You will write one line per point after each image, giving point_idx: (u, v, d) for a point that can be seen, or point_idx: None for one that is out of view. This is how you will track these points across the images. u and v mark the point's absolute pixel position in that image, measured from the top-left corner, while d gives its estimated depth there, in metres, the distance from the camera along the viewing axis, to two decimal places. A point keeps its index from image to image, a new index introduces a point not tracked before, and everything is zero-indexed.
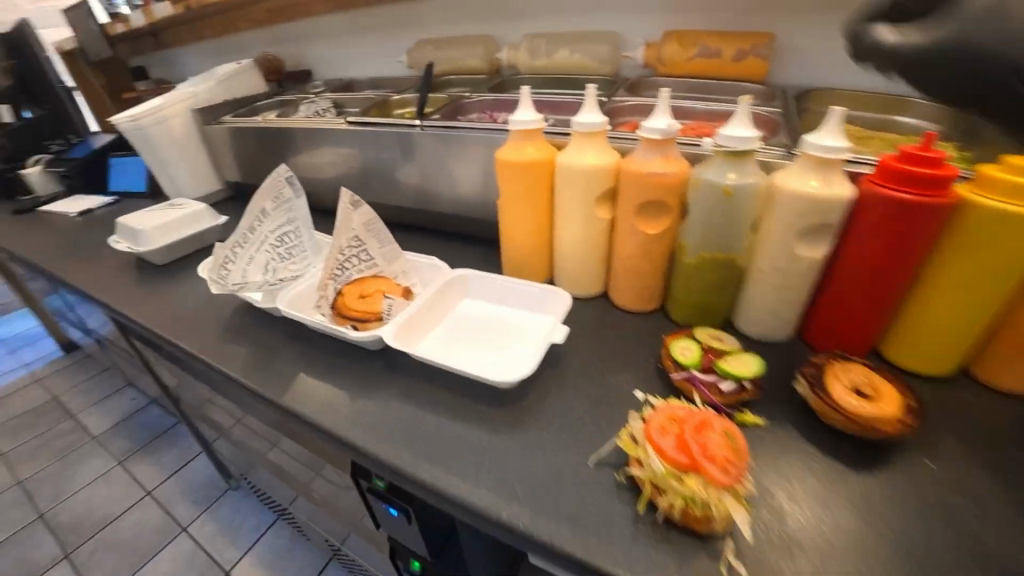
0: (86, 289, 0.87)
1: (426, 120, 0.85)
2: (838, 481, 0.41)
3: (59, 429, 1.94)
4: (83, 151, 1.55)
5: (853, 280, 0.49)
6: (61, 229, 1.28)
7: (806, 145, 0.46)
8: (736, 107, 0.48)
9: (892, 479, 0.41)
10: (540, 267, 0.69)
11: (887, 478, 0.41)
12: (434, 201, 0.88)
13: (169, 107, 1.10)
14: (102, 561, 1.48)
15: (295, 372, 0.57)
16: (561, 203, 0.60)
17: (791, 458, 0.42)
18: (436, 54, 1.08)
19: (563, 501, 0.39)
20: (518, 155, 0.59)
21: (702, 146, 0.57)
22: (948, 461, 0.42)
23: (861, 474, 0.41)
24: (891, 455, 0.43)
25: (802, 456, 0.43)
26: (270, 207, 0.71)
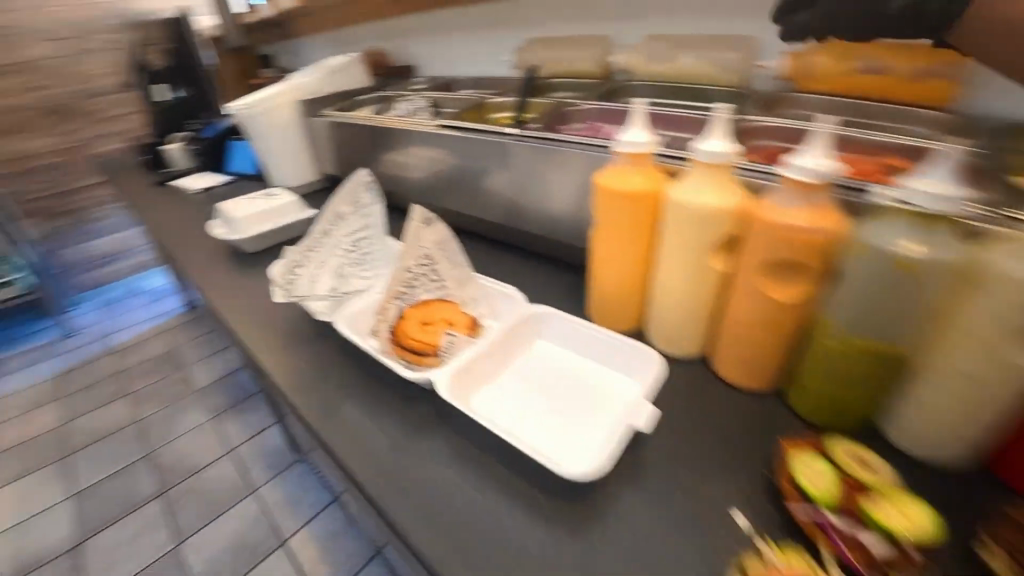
0: (186, 268, 0.92)
1: (523, 129, 0.77)
2: None
3: (172, 378, 2.19)
4: (212, 131, 1.69)
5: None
6: (182, 204, 1.39)
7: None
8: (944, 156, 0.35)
9: None
10: (629, 314, 0.58)
11: None
12: (520, 217, 0.80)
13: (278, 97, 1.14)
14: (186, 506, 1.62)
15: (342, 398, 0.53)
16: (665, 245, 0.49)
17: None
18: (541, 55, 1.00)
19: None
20: (620, 183, 0.49)
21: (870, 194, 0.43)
22: None
23: None
24: None
25: None
26: (347, 211, 0.70)
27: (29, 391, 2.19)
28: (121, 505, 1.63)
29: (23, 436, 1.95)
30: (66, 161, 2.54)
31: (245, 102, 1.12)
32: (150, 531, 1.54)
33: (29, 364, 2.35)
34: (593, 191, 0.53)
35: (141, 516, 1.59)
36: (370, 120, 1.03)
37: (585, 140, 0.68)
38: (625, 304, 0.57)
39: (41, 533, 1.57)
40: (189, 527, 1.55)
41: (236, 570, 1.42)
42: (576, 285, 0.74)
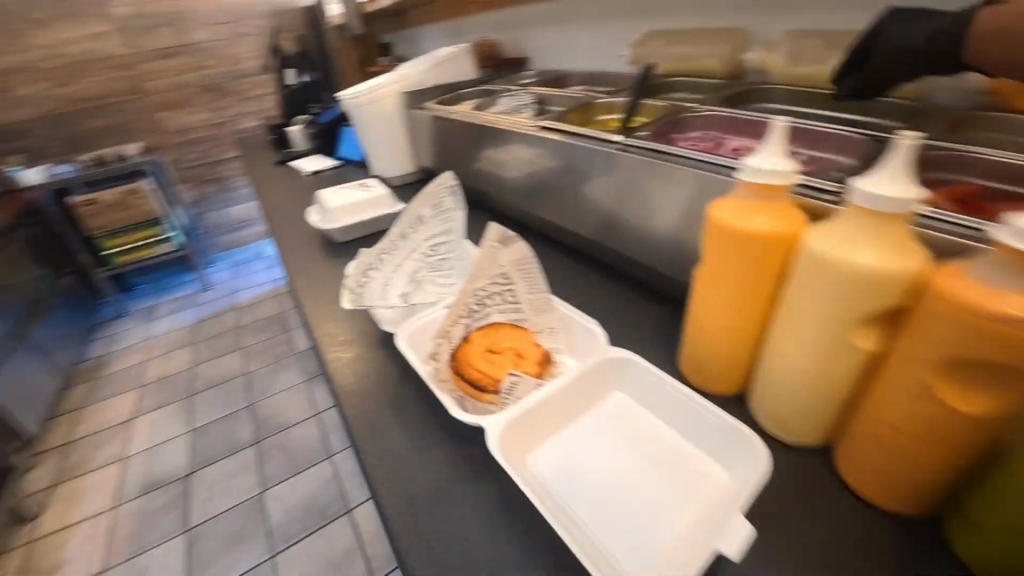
0: (283, 251, 0.97)
1: (631, 137, 0.69)
2: None
3: (278, 338, 2.42)
4: (329, 116, 1.79)
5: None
6: (295, 184, 1.49)
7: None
8: None
9: None
10: (732, 376, 0.48)
11: None
12: (615, 235, 0.72)
13: (383, 89, 1.15)
14: (274, 458, 1.77)
15: (392, 420, 0.50)
16: (790, 306, 0.38)
17: None
18: (661, 51, 0.89)
19: None
20: (741, 219, 0.39)
21: None
22: None
23: None
24: None
25: None
26: (427, 214, 0.67)
27: (170, 332, 2.55)
28: (224, 447, 1.83)
29: (161, 371, 2.28)
30: (216, 135, 2.90)
31: (354, 92, 1.15)
32: (243, 474, 1.71)
33: (173, 311, 2.75)
34: (706, 225, 0.43)
35: (238, 460, 1.77)
36: (468, 117, 1.00)
37: (707, 156, 0.57)
38: (728, 364, 0.47)
39: (163, 457, 1.82)
40: (275, 478, 1.69)
41: (307, 526, 1.52)
42: (669, 322, 0.65)
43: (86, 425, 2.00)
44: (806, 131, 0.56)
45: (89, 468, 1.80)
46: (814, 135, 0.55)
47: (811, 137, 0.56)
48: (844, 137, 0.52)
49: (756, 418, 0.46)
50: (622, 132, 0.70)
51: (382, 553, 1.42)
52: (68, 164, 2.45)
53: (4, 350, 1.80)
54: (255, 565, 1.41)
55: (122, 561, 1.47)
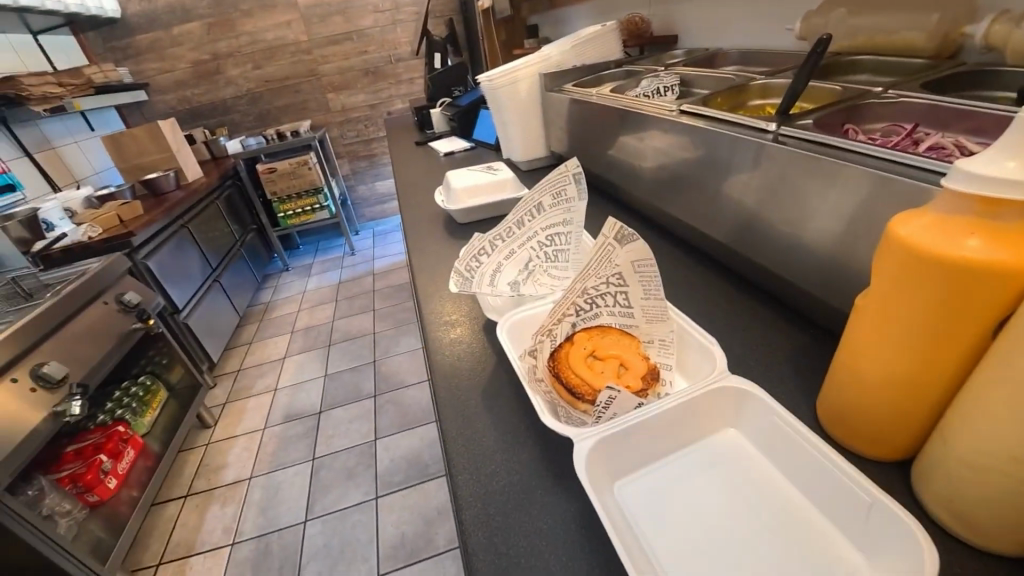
0: (410, 228, 1.03)
1: (789, 125, 0.57)
2: None
3: (404, 305, 2.65)
4: (469, 99, 1.85)
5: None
6: (431, 163, 1.59)
7: None
8: None
9: None
10: (895, 437, 0.38)
11: None
12: (754, 242, 0.63)
13: (522, 70, 1.15)
14: (388, 412, 1.95)
15: (481, 409, 0.49)
16: (1007, 367, 0.28)
17: None
18: (842, 23, 0.74)
19: None
20: (946, 242, 0.30)
21: None
22: None
23: None
24: None
25: None
26: (547, 203, 0.64)
27: (320, 289, 2.94)
28: (351, 394, 2.07)
29: (310, 320, 2.64)
30: (371, 115, 3.21)
31: (492, 75, 1.16)
32: (362, 421, 1.92)
33: (323, 270, 3.15)
34: (890, 243, 0.34)
35: (360, 407, 1.98)
36: (604, 100, 0.95)
37: (894, 153, 0.45)
38: (892, 423, 0.37)
39: (304, 394, 2.11)
40: (387, 430, 1.86)
41: (409, 479, 1.64)
42: (813, 352, 0.54)
43: (252, 356, 2.41)
44: None
45: (251, 393, 2.17)
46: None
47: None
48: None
49: (921, 496, 0.36)
50: (778, 118, 0.59)
51: None
52: (258, 137, 2.92)
53: (202, 287, 2.23)
54: (361, 503, 1.57)
55: (265, 473, 1.75)
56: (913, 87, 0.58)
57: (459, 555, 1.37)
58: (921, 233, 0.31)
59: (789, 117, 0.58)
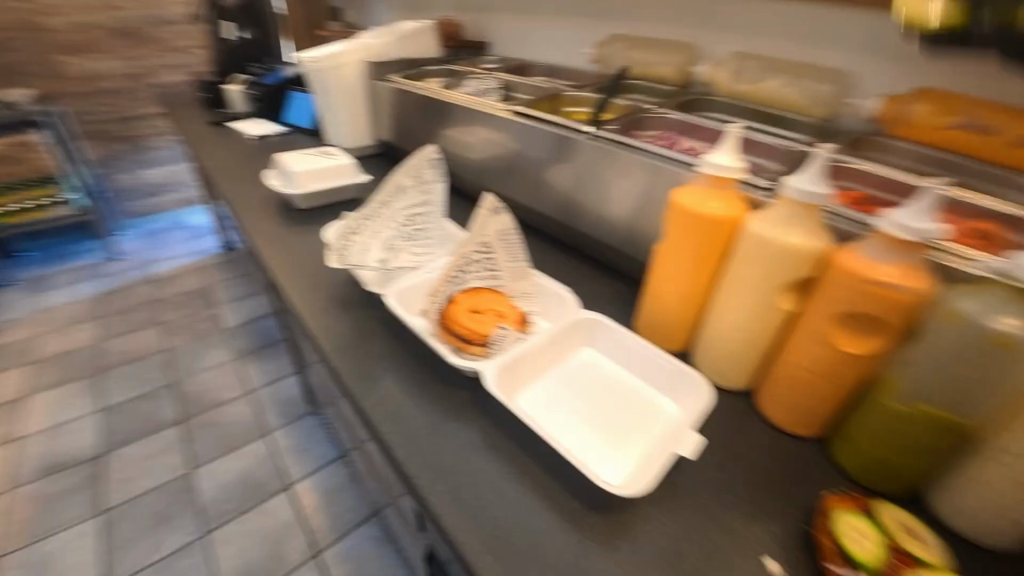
0: (239, 216, 0.94)
1: (598, 128, 0.75)
2: None
3: (202, 314, 2.27)
4: (274, 78, 1.69)
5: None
6: (238, 147, 1.43)
7: (888, 220, 0.40)
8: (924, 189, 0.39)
9: None
10: (679, 337, 0.58)
11: None
12: (575, 216, 0.80)
13: (344, 55, 1.11)
14: (201, 437, 1.68)
15: (384, 372, 0.53)
16: (733, 274, 0.50)
17: None
18: (622, 54, 0.98)
19: None
20: (698, 204, 0.49)
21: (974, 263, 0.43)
22: None
23: None
24: None
25: None
26: (408, 184, 0.69)
27: (71, 304, 2.30)
28: (144, 425, 1.71)
29: (62, 346, 2.06)
30: (130, 87, 2.62)
31: (315, 56, 1.11)
32: (167, 453, 1.62)
33: (72, 282, 2.47)
34: (669, 207, 0.52)
35: (161, 438, 1.66)
36: (437, 95, 1.01)
37: (666, 151, 0.65)
38: (677, 326, 0.57)
39: (70, 437, 1.66)
40: (202, 457, 1.61)
41: (243, 504, 1.46)
42: (625, 296, 0.74)
43: None
44: (746, 138, 0.68)
45: None
46: (751, 142, 0.68)
47: (751, 146, 0.68)
48: (771, 146, 0.65)
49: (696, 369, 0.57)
50: (588, 123, 0.77)
51: (324, 526, 1.42)
52: None
53: None
54: (184, 546, 1.35)
55: (24, 548, 1.34)
56: (671, 106, 0.83)
57: (318, 564, 1.33)
58: (685, 199, 0.50)
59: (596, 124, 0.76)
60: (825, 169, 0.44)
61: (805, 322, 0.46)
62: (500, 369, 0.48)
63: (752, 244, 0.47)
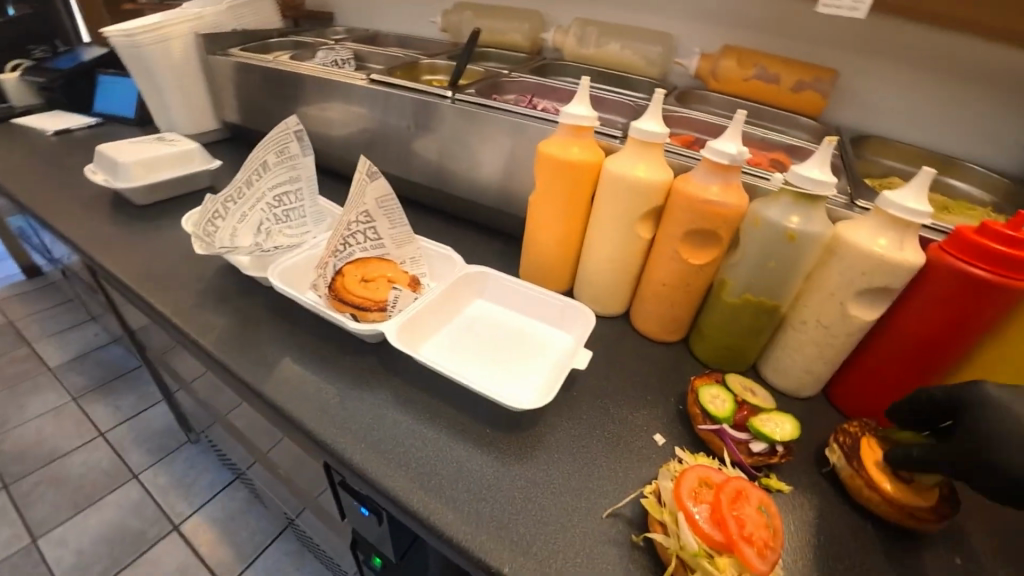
0: (55, 221, 0.79)
1: (460, 93, 0.77)
2: (842, 554, 0.40)
3: (13, 355, 1.85)
4: (69, 60, 1.40)
5: (894, 354, 0.48)
6: (33, 145, 1.17)
7: (709, 149, 0.49)
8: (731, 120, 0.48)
9: (894, 561, 0.40)
10: (563, 276, 0.64)
11: (892, 559, 0.40)
12: (453, 182, 0.82)
13: (170, 26, 0.97)
14: (42, 498, 1.39)
15: (279, 353, 0.50)
16: (600, 212, 0.56)
17: (793, 529, 0.41)
18: (473, 23, 1.01)
19: (557, 557, 0.35)
20: (563, 152, 0.54)
21: (772, 180, 0.54)
22: (949, 548, 0.42)
23: (854, 542, 0.41)
24: (899, 543, 0.42)
25: (804, 525, 0.42)
26: (272, 160, 0.64)
27: None
28: None
29: None
30: None
31: (127, 28, 0.93)
32: None
33: None
34: (540, 158, 0.56)
35: None
36: (287, 67, 0.93)
37: (530, 114, 0.70)
38: (560, 266, 0.63)
39: None
40: (49, 521, 1.34)
41: (116, 561, 1.26)
42: (511, 252, 0.78)
43: None
44: (597, 96, 0.76)
45: None
46: (602, 101, 0.76)
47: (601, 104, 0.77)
48: (619, 103, 0.75)
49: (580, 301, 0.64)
50: (450, 87, 0.78)
51: (227, 556, 1.29)
52: None
53: None
54: None
55: None
56: (525, 71, 0.88)
57: None
58: (553, 149, 0.55)
59: (457, 88, 0.78)
60: (660, 111, 0.51)
61: (661, 244, 0.55)
62: (398, 329, 0.49)
63: (610, 183, 0.53)
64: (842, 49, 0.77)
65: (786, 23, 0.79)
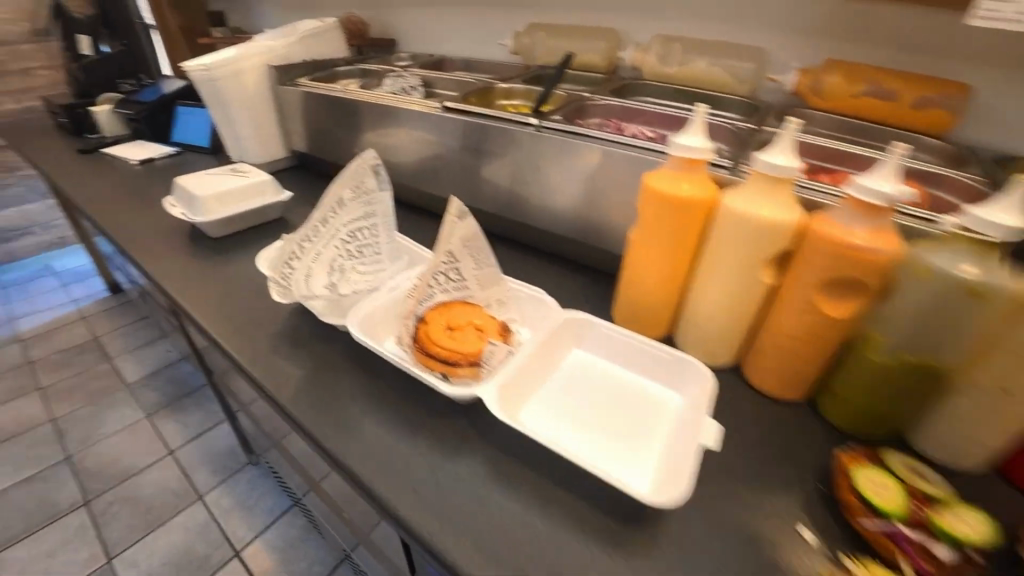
0: (136, 255, 0.80)
1: (544, 119, 0.72)
2: None
3: (95, 370, 1.96)
4: (153, 93, 1.47)
5: None
6: (118, 176, 1.23)
7: (856, 186, 0.41)
8: (884, 156, 0.40)
9: None
10: (663, 320, 0.58)
11: None
12: (527, 212, 0.78)
13: (244, 59, 0.98)
14: (116, 516, 1.44)
15: (360, 412, 0.46)
16: (715, 252, 0.50)
17: None
18: (545, 43, 0.98)
19: None
20: (672, 187, 0.49)
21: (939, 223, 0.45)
22: None
23: None
24: None
25: None
26: (348, 196, 0.61)
27: None
28: (39, 517, 1.45)
29: None
30: None
31: (203, 63, 0.96)
32: (74, 547, 1.37)
33: None
34: (644, 193, 0.51)
35: (63, 530, 1.41)
36: (355, 96, 0.92)
37: (628, 140, 0.64)
38: (660, 310, 0.57)
39: None
40: (123, 540, 1.38)
41: None
42: (590, 288, 0.73)
43: None
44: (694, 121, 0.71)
45: None
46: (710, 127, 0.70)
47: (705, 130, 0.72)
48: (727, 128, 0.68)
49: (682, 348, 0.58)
50: (533, 114, 0.73)
51: None
52: None
53: None
54: None
55: None
56: (605, 93, 0.83)
57: None
58: (660, 183, 0.50)
59: (541, 114, 0.73)
60: (794, 142, 0.44)
61: (787, 291, 0.48)
62: (499, 394, 0.44)
63: (727, 222, 0.47)
64: (977, 59, 0.67)
65: (906, 32, 0.70)
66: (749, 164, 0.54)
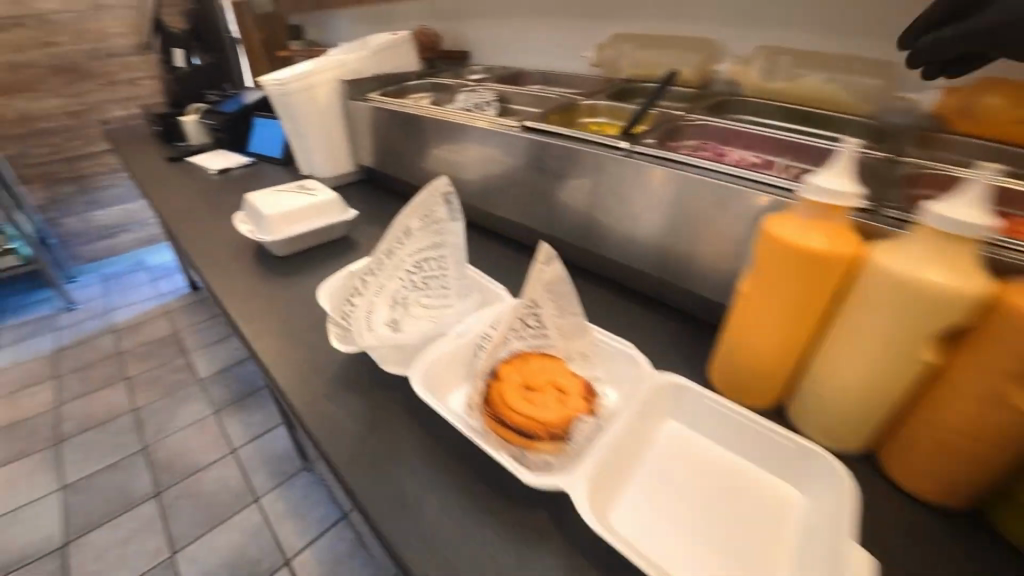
0: (206, 271, 0.80)
1: (636, 142, 0.64)
2: None
3: (173, 364, 2.08)
4: (234, 104, 1.52)
5: None
6: (198, 185, 1.27)
7: None
8: None
9: None
10: (774, 389, 0.49)
11: None
12: (604, 244, 0.70)
13: (317, 75, 0.98)
14: (181, 511, 1.50)
15: (418, 488, 0.41)
16: (856, 318, 0.40)
17: None
18: (632, 54, 0.91)
19: None
20: (804, 238, 0.40)
21: None
22: None
23: None
24: None
25: None
26: (416, 226, 0.57)
27: (20, 366, 2.08)
28: (115, 504, 1.53)
29: (14, 416, 1.85)
30: (74, 126, 2.37)
31: (279, 79, 0.96)
32: (142, 537, 1.43)
33: (20, 339, 2.23)
34: (766, 240, 0.43)
35: (134, 518, 1.48)
36: (425, 112, 0.89)
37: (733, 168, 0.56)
38: (772, 378, 0.48)
39: (24, 528, 1.47)
40: (186, 536, 1.43)
41: None
42: (676, 334, 0.64)
43: None
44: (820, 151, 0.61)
45: None
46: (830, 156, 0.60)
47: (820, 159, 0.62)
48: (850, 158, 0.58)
49: (797, 424, 0.48)
50: (624, 137, 0.66)
51: None
52: None
53: None
54: None
55: None
56: (702, 111, 0.75)
57: None
58: (787, 231, 0.41)
59: (633, 137, 0.66)
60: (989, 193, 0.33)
61: (958, 378, 0.37)
62: (588, 492, 0.38)
63: (879, 285, 0.38)
64: None
65: None
66: (908, 210, 0.45)
